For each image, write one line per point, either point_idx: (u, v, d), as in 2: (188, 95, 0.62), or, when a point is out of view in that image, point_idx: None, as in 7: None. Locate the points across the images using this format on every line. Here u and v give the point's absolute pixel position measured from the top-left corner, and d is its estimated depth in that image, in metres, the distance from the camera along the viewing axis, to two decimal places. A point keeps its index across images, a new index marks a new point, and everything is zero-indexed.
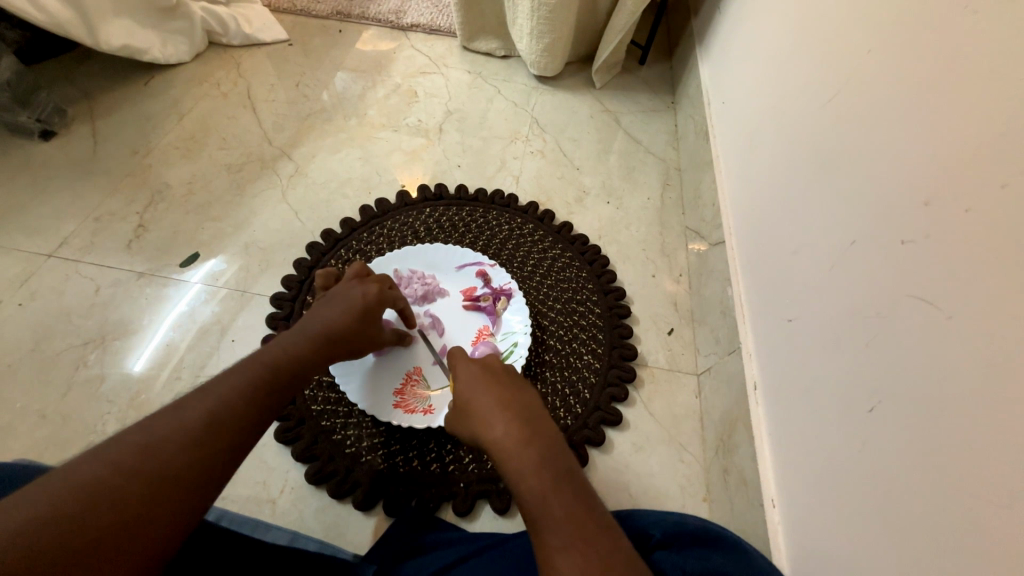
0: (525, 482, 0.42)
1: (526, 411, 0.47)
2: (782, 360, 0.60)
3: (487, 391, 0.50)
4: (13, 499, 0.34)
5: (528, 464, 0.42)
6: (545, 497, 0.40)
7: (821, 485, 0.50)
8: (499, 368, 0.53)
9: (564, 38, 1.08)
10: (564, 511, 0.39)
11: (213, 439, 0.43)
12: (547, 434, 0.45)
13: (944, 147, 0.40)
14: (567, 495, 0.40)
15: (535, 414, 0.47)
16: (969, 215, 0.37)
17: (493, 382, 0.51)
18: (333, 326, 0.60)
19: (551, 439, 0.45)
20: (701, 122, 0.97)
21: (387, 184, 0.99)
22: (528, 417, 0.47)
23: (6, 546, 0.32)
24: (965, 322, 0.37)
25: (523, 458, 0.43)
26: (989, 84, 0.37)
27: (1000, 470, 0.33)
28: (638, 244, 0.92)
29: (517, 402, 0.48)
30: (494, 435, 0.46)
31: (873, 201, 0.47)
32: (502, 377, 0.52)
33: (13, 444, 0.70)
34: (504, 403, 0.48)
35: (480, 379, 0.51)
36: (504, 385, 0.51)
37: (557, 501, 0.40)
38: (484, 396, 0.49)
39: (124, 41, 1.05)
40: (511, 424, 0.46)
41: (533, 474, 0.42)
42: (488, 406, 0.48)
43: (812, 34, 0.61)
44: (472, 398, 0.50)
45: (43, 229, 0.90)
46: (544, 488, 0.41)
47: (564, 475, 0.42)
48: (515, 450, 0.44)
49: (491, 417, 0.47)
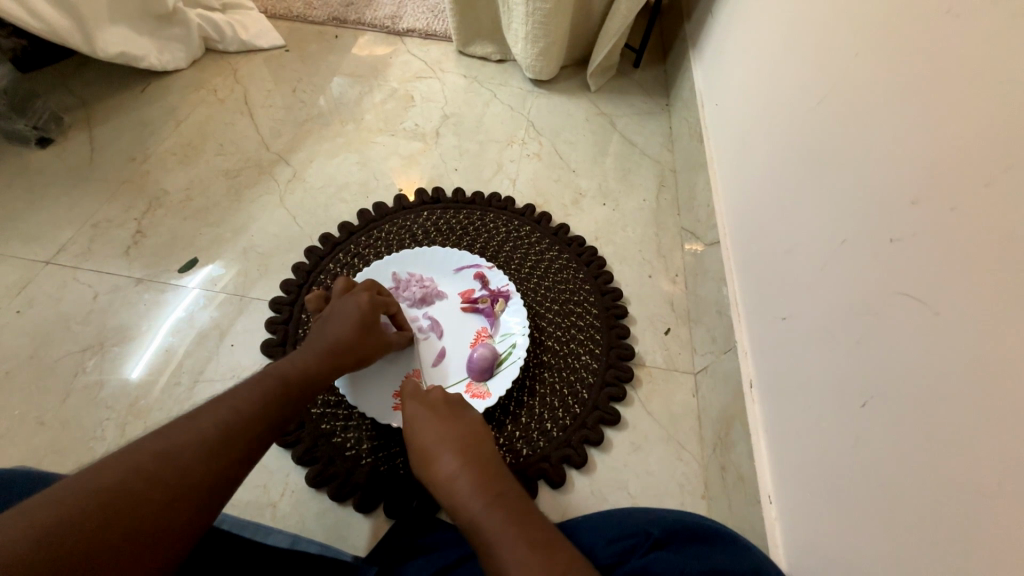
0: (467, 510, 0.46)
1: (466, 444, 0.52)
2: (777, 360, 0.60)
3: (429, 427, 0.54)
4: (39, 499, 0.35)
5: (466, 494, 0.47)
6: (485, 519, 0.45)
7: (817, 482, 0.50)
8: (442, 401, 0.58)
9: (559, 41, 1.09)
10: (500, 529, 0.43)
11: (227, 447, 0.44)
12: (486, 464, 0.51)
13: (935, 147, 0.41)
14: (501, 515, 0.44)
15: (475, 445, 0.53)
16: (953, 214, 0.39)
17: (433, 417, 0.55)
18: (336, 342, 0.61)
19: (489, 469, 0.50)
20: (695, 124, 0.98)
21: (385, 187, 0.99)
22: (466, 449, 0.52)
23: (32, 546, 0.33)
24: (956, 317, 0.38)
25: (463, 489, 0.48)
26: (976, 84, 0.38)
27: (994, 466, 0.33)
28: (635, 244, 0.93)
29: (458, 436, 0.53)
30: (438, 471, 0.50)
31: (864, 200, 0.48)
32: (444, 411, 0.56)
33: (14, 452, 0.70)
34: (444, 439, 0.53)
35: (423, 414, 0.56)
36: (445, 418, 0.56)
37: (493, 520, 0.44)
38: (426, 432, 0.54)
39: (121, 48, 1.06)
40: (453, 458, 0.51)
41: (471, 501, 0.47)
42: (431, 444, 0.53)
43: (803, 35, 0.62)
44: (417, 437, 0.54)
45: (42, 236, 0.90)
46: (481, 514, 0.45)
47: (501, 498, 0.46)
48: (457, 482, 0.49)
49: (435, 453, 0.52)
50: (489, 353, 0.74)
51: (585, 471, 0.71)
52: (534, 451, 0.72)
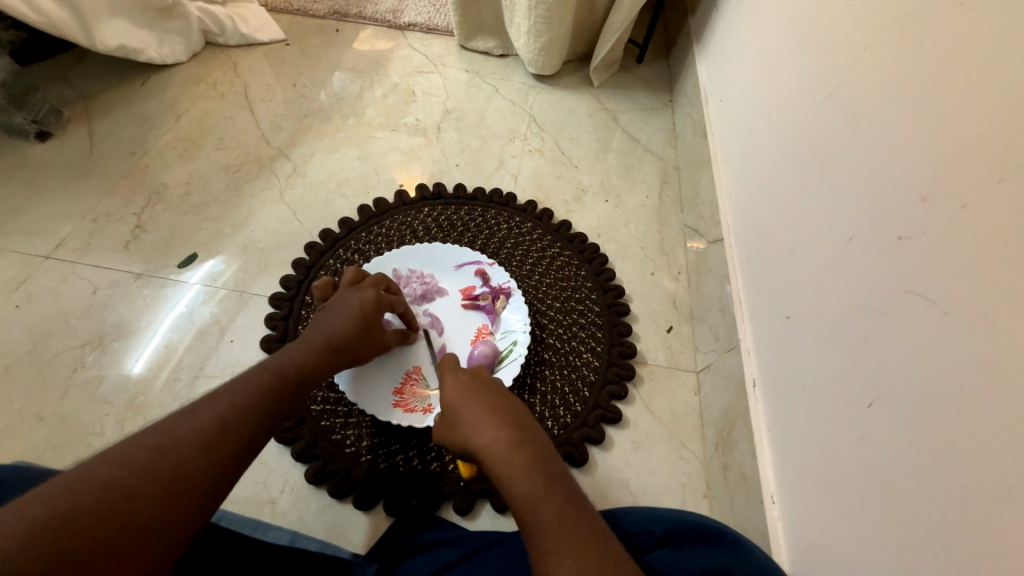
0: (515, 488, 0.43)
1: (515, 419, 0.49)
2: (782, 358, 0.60)
3: (475, 399, 0.50)
4: (32, 496, 0.35)
5: (517, 471, 0.44)
6: (538, 503, 0.41)
7: (821, 482, 0.50)
8: (485, 377, 0.54)
9: (561, 36, 1.08)
10: (557, 516, 0.40)
11: (223, 443, 0.43)
12: (535, 439, 0.47)
13: (945, 144, 0.40)
14: (558, 500, 0.41)
15: (522, 418, 0.49)
16: (962, 212, 0.38)
17: (477, 390, 0.52)
18: (335, 338, 0.60)
19: (539, 444, 0.46)
20: (698, 120, 0.97)
21: (386, 183, 0.99)
22: (515, 424, 0.48)
23: (26, 543, 0.33)
24: (963, 317, 0.37)
25: (512, 463, 0.44)
26: (986, 80, 0.37)
27: (1001, 468, 0.33)
28: (638, 242, 0.93)
29: (504, 407, 0.50)
30: (484, 441, 0.46)
31: (871, 197, 0.47)
32: (487, 384, 0.53)
33: (13, 446, 0.70)
34: (489, 411, 0.49)
35: (466, 386, 0.52)
36: (491, 391, 0.52)
37: (547, 506, 0.41)
38: (472, 403, 0.50)
39: (120, 41, 1.05)
40: (501, 431, 0.47)
41: (524, 478, 0.43)
42: (474, 415, 0.49)
43: (810, 29, 0.61)
44: (460, 407, 0.50)
45: (41, 230, 0.90)
46: (534, 494, 0.42)
47: (554, 478, 0.43)
48: (506, 455, 0.45)
49: (480, 424, 0.48)
50: (490, 350, 0.74)
51: (585, 470, 0.71)
52: None
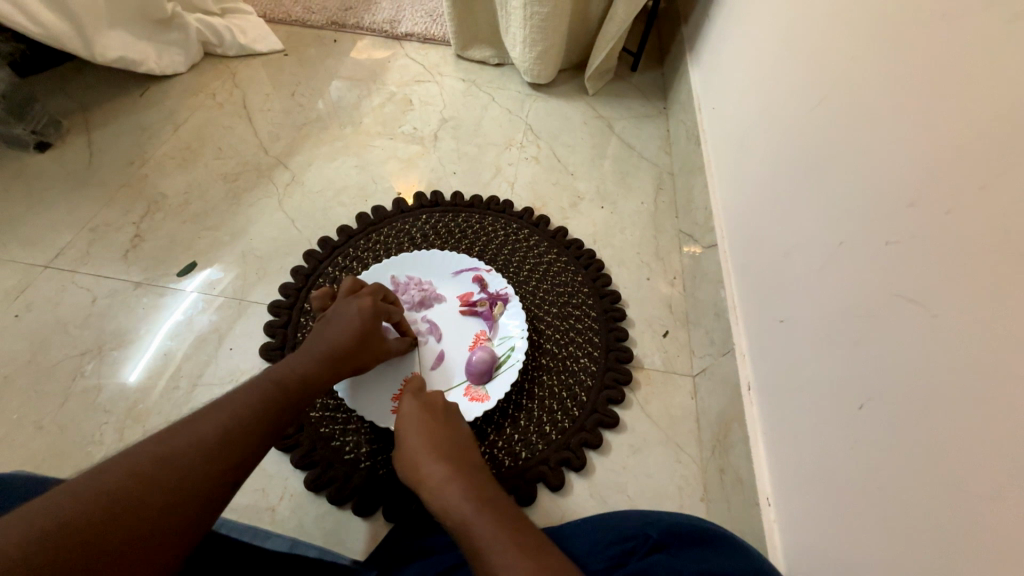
0: (453, 512, 0.45)
1: (456, 453, 0.51)
2: (775, 361, 0.60)
3: (421, 430, 0.53)
4: (40, 501, 0.35)
5: (453, 497, 0.46)
6: (472, 524, 0.43)
7: (815, 484, 0.50)
8: (436, 409, 0.57)
9: (556, 45, 1.09)
10: (488, 532, 0.42)
11: (226, 453, 0.44)
12: (475, 472, 0.49)
13: (931, 151, 0.41)
14: (492, 518, 0.43)
15: (465, 453, 0.52)
16: (949, 217, 0.39)
17: (425, 422, 0.55)
18: (336, 347, 0.61)
19: (478, 476, 0.49)
20: (692, 127, 0.98)
21: (384, 191, 0.99)
22: (457, 457, 0.50)
23: (35, 549, 0.33)
24: (951, 319, 0.38)
25: (450, 490, 0.46)
26: (969, 90, 0.39)
27: (993, 465, 0.33)
28: (633, 247, 0.93)
29: (452, 443, 0.52)
30: (426, 473, 0.49)
31: (861, 203, 0.48)
32: (439, 420, 0.55)
33: (12, 456, 0.70)
34: (437, 445, 0.52)
35: (411, 417, 0.55)
36: (440, 426, 0.55)
37: (481, 525, 0.42)
38: (415, 435, 0.53)
39: (120, 52, 1.06)
40: (441, 464, 0.49)
41: (461, 502, 0.45)
42: (422, 448, 0.51)
43: (799, 39, 0.63)
44: (405, 440, 0.53)
45: (40, 240, 0.90)
46: (470, 514, 0.44)
47: (491, 502, 0.45)
48: (445, 484, 0.47)
49: (422, 458, 0.51)
50: (488, 356, 0.74)
51: (584, 474, 0.71)
52: (532, 454, 0.72)
